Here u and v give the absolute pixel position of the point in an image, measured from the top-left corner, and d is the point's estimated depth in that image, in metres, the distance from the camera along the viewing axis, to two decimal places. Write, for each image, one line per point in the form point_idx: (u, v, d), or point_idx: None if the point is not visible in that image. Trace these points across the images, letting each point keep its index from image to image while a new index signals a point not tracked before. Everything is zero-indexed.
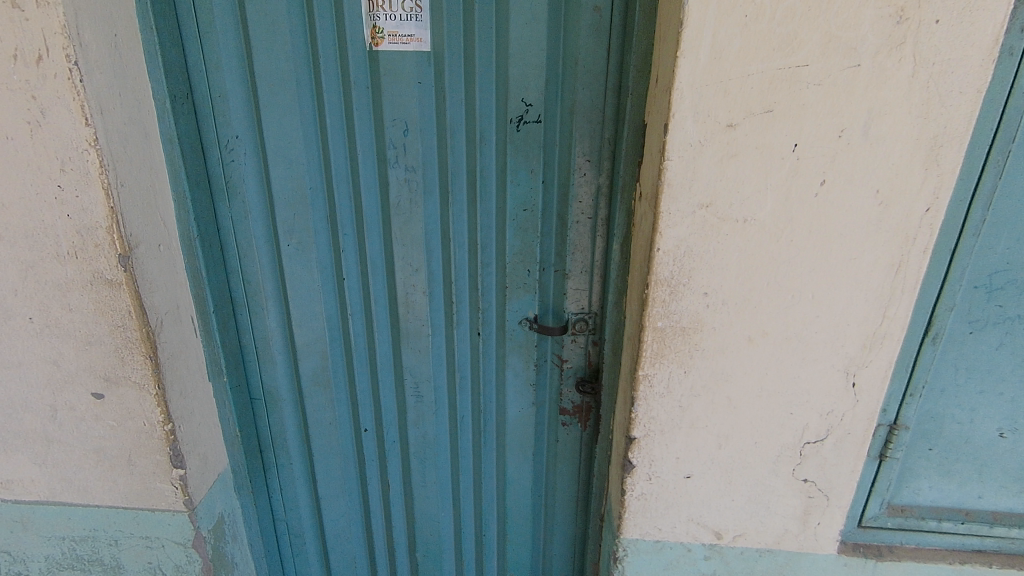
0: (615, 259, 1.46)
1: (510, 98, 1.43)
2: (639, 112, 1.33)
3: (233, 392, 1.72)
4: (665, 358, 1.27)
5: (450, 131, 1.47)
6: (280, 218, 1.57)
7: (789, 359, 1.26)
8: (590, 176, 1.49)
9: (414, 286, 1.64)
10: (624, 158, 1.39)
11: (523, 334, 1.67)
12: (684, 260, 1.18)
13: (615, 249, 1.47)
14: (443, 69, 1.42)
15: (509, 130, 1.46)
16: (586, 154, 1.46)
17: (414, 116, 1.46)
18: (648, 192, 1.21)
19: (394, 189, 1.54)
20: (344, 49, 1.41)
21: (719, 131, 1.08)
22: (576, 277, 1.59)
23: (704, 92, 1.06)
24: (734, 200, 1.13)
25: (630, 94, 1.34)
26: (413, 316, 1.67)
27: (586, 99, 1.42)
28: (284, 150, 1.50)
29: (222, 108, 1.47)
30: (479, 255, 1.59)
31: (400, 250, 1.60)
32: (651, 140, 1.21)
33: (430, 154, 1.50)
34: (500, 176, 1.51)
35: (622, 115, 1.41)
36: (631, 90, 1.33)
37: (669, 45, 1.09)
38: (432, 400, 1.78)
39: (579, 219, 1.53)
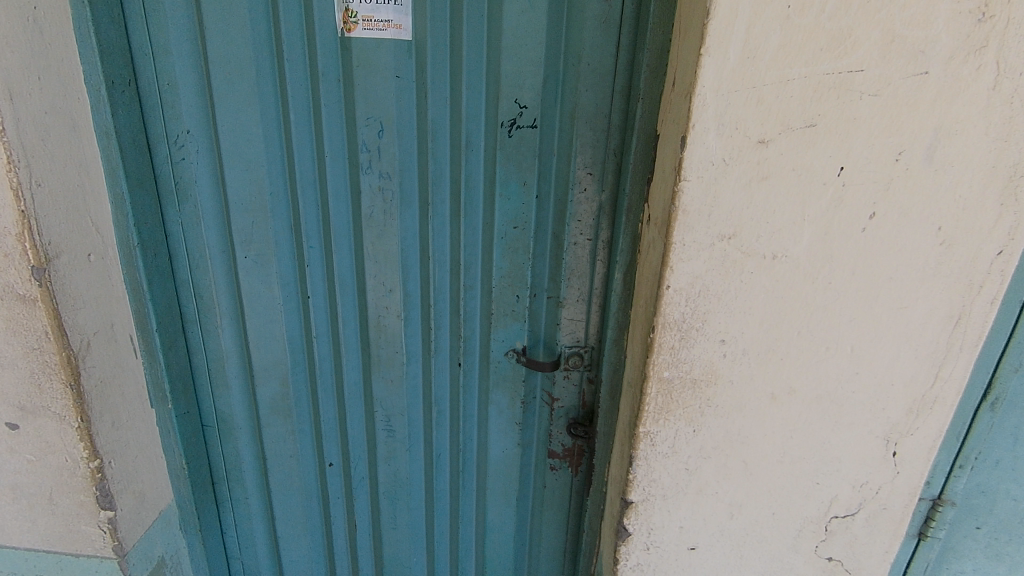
0: (616, 290, 1.26)
1: (502, 99, 1.24)
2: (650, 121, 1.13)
3: (180, 420, 1.53)
4: (671, 413, 1.08)
5: (432, 135, 1.27)
6: (236, 226, 1.38)
7: (819, 421, 1.05)
8: (591, 192, 1.29)
9: (387, 308, 1.45)
10: (631, 174, 1.18)
11: (509, 367, 1.48)
12: (699, 301, 0.99)
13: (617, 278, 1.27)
14: (425, 62, 1.22)
15: (499, 136, 1.26)
16: (587, 166, 1.26)
17: (390, 115, 1.26)
18: (659, 217, 1.01)
19: (366, 197, 1.34)
20: (312, 34, 1.21)
21: (749, 148, 0.88)
22: (571, 306, 1.39)
23: (731, 99, 0.86)
24: (762, 232, 0.93)
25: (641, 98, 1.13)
26: (386, 341, 1.48)
27: (590, 103, 1.22)
28: (242, 149, 1.31)
29: (171, 98, 1.28)
30: (462, 276, 1.39)
31: (371, 267, 1.41)
32: (662, 155, 1.01)
33: (410, 160, 1.30)
34: (489, 188, 1.31)
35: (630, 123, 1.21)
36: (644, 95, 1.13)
37: (690, 41, 0.89)
38: (405, 435, 1.58)
39: (578, 240, 1.33)
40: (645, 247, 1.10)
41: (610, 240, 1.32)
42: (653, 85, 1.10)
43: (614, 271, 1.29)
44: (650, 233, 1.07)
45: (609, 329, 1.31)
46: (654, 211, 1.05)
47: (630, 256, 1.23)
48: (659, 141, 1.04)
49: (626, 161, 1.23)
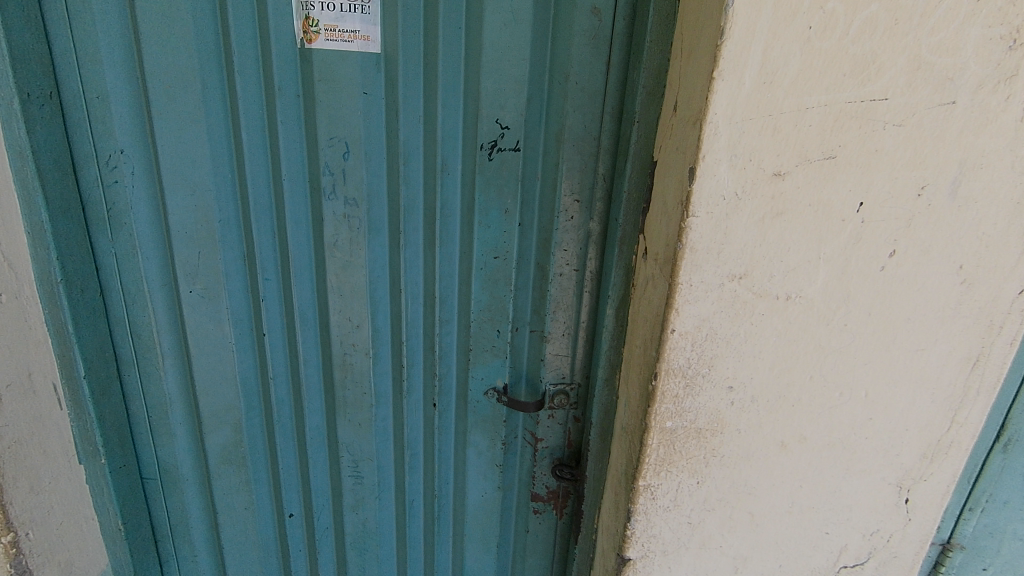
0: (607, 326, 1.17)
1: (481, 119, 1.13)
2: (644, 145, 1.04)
3: (113, 477, 1.32)
4: (673, 466, 0.98)
5: (403, 157, 1.15)
6: (179, 257, 1.21)
7: (830, 469, 0.98)
8: (578, 220, 1.19)
9: (353, 345, 1.31)
10: (625, 202, 1.09)
11: (489, 407, 1.36)
12: (706, 345, 0.89)
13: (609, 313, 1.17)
14: (396, 77, 1.10)
15: (478, 159, 1.15)
16: (574, 192, 1.17)
17: (357, 135, 1.13)
18: (660, 253, 0.92)
19: (330, 225, 1.21)
20: (267, 44, 1.08)
21: (764, 180, 0.80)
22: (556, 341, 1.29)
23: (745, 128, 0.78)
24: (775, 271, 0.85)
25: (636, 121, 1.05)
26: (352, 382, 1.34)
27: (578, 125, 1.12)
28: (185, 171, 1.15)
29: (100, 112, 1.11)
30: (438, 309, 1.28)
31: (335, 301, 1.27)
32: (663, 186, 0.92)
33: (379, 184, 1.18)
34: (467, 215, 1.20)
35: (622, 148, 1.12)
36: (638, 117, 1.04)
37: (698, 64, 0.80)
38: (374, 482, 1.44)
39: (563, 271, 1.23)
40: (642, 284, 1.01)
41: (599, 271, 1.22)
42: (650, 108, 1.02)
43: (603, 305, 1.19)
44: (648, 270, 0.98)
45: (599, 367, 1.21)
46: (654, 245, 0.95)
47: (622, 290, 1.13)
48: (659, 170, 0.95)
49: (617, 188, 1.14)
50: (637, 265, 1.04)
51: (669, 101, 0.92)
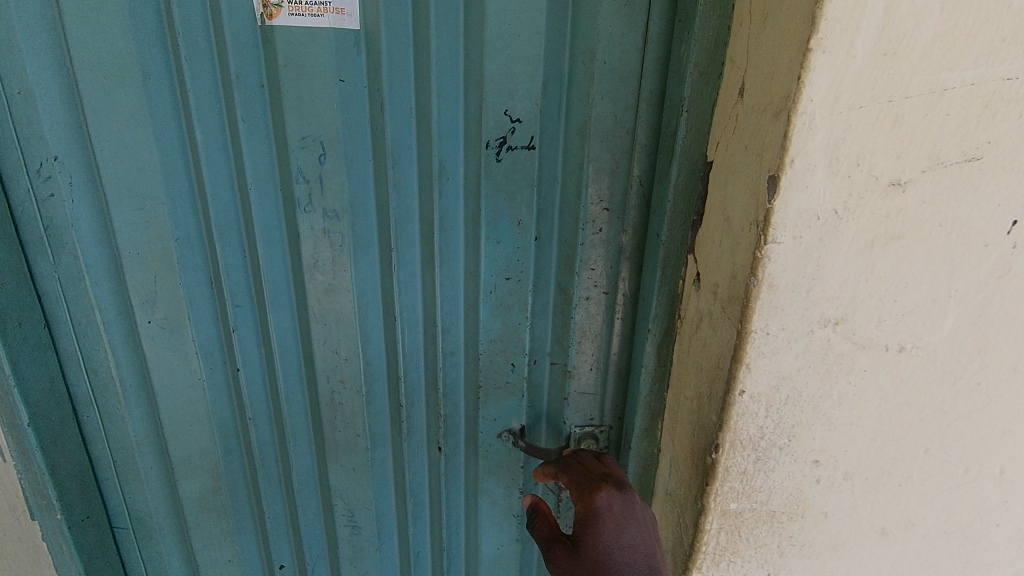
0: (644, 367, 0.93)
1: (487, 111, 0.90)
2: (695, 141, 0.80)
3: (73, 532, 1.14)
4: (737, 554, 0.76)
5: (392, 160, 0.94)
6: (132, 283, 1.02)
7: (945, 562, 0.75)
8: (608, 233, 0.96)
9: (341, 382, 1.11)
10: (669, 215, 0.83)
11: (503, 451, 1.16)
12: (785, 411, 0.67)
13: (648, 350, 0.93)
14: (379, 60, 0.88)
15: (484, 160, 0.93)
16: (603, 199, 0.94)
17: (333, 133, 0.92)
18: (722, 287, 0.69)
19: (307, 243, 1.00)
20: (218, 23, 0.87)
21: (876, 193, 0.58)
22: (582, 376, 1.07)
23: (853, 120, 0.55)
24: (886, 314, 0.62)
25: (687, 110, 0.79)
26: (343, 423, 1.15)
27: (608, 116, 0.90)
28: (130, 181, 0.95)
29: (23, 110, 0.90)
30: (440, 340, 1.08)
31: (319, 331, 1.07)
32: (728, 198, 0.69)
33: (365, 193, 0.96)
34: (473, 228, 0.99)
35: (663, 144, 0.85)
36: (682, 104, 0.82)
37: (782, 29, 0.58)
38: (374, 532, 1.25)
39: (589, 294, 1.01)
40: (696, 321, 0.79)
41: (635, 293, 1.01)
42: (704, 93, 0.78)
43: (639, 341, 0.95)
44: (705, 304, 0.75)
45: (634, 416, 0.98)
46: (713, 275, 0.72)
47: (665, 323, 0.89)
48: (721, 175, 0.72)
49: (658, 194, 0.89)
50: (688, 294, 0.83)
51: (733, 82, 0.70)
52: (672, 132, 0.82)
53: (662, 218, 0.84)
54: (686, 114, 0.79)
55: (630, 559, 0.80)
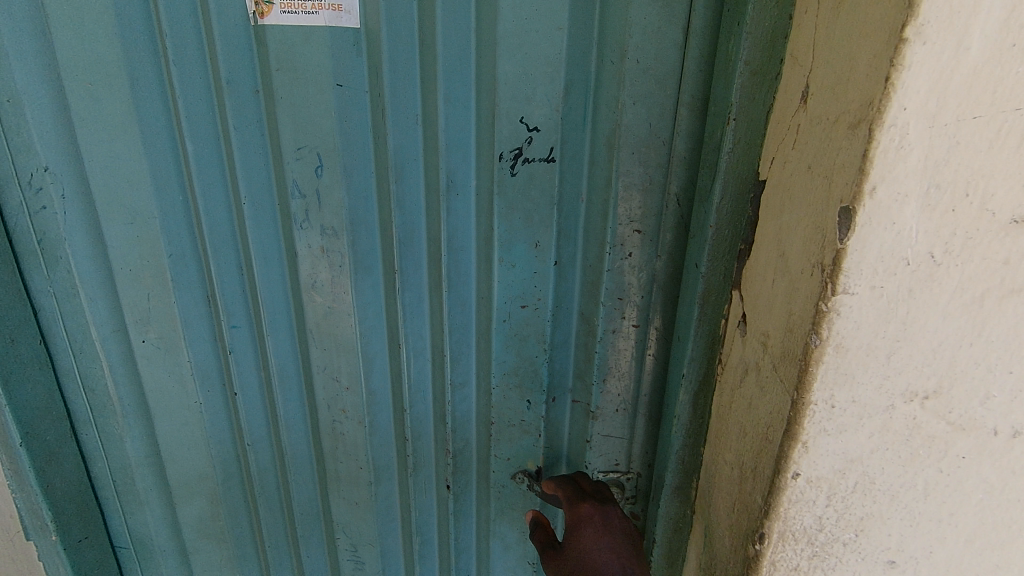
0: (677, 419, 0.79)
1: (500, 118, 0.79)
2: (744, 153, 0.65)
3: (70, 554, 1.10)
4: None
5: (395, 173, 0.84)
6: (126, 300, 0.96)
7: None
8: (640, 258, 0.84)
9: (343, 412, 1.02)
10: (709, 245, 0.69)
11: (518, 493, 1.05)
12: (855, 498, 0.54)
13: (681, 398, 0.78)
14: (380, 62, 0.79)
15: (497, 173, 0.82)
16: (634, 219, 0.81)
17: (331, 143, 0.83)
18: (774, 339, 0.56)
19: (305, 262, 0.91)
20: (208, 23, 0.79)
21: (989, 238, 0.46)
22: (607, 417, 0.95)
23: (958, 141, 0.44)
24: (994, 389, 0.50)
25: (734, 121, 0.64)
26: (345, 455, 1.06)
27: (640, 124, 0.77)
28: (121, 193, 0.89)
29: (14, 120, 0.85)
30: (449, 371, 0.97)
31: (318, 357, 0.98)
32: (784, 230, 0.56)
33: (366, 208, 0.87)
34: (485, 249, 0.88)
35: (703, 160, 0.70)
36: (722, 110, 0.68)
37: (861, 20, 0.46)
38: (379, 570, 1.16)
39: (617, 326, 0.88)
40: (741, 373, 0.65)
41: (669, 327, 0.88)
42: (756, 97, 0.63)
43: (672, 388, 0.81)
44: (752, 355, 0.62)
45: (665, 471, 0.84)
46: (762, 324, 0.59)
47: (705, 367, 0.76)
48: (779, 200, 0.58)
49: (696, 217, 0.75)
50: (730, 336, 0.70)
51: (794, 86, 0.57)
52: (716, 145, 0.67)
53: (703, 248, 0.70)
54: (732, 125, 0.64)
55: (608, 559, 0.80)
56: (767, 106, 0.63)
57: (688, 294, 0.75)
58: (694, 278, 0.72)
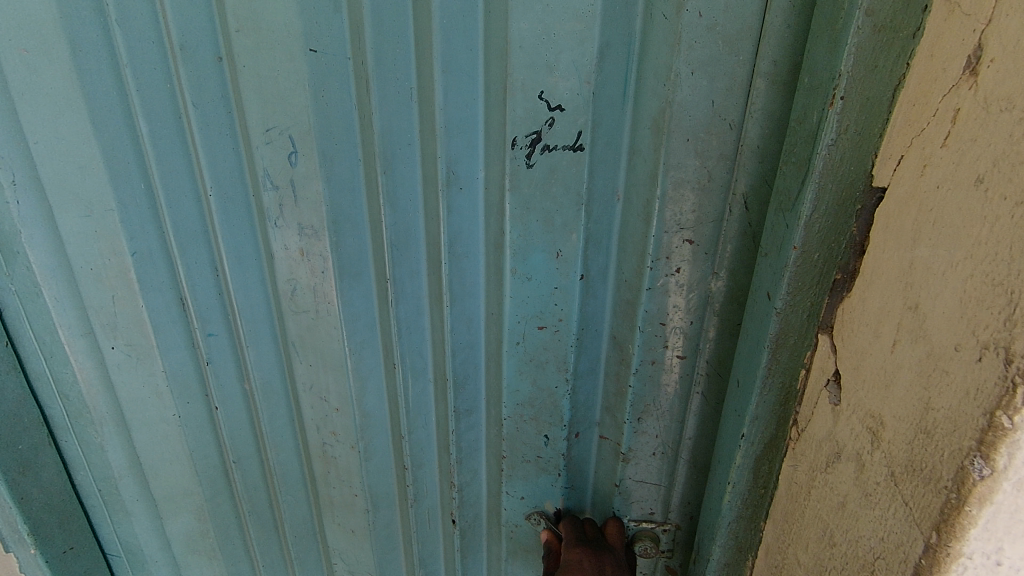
0: (731, 488, 0.62)
1: (514, 93, 0.61)
2: (855, 145, 0.46)
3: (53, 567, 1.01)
4: None
5: (384, 162, 0.68)
6: (91, 303, 0.82)
7: None
8: (691, 276, 0.66)
9: (334, 435, 0.89)
10: (790, 272, 0.50)
11: (533, 535, 0.90)
12: None
13: (738, 465, 0.61)
14: (361, 20, 0.61)
15: (509, 164, 0.64)
16: (686, 227, 0.63)
17: (305, 124, 0.66)
18: (900, 429, 0.40)
19: (282, 266, 0.76)
20: None
21: None
22: (641, 461, 0.78)
23: None
24: None
25: (843, 100, 0.44)
26: (338, 479, 0.93)
27: (699, 102, 0.57)
28: (72, 181, 0.72)
29: None
30: (453, 396, 0.82)
31: (304, 373, 0.84)
32: (926, 277, 0.39)
33: (352, 204, 0.71)
34: (495, 257, 0.71)
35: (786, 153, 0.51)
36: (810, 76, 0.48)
37: None
38: None
39: (658, 356, 0.71)
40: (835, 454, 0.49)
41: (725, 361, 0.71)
42: (878, 65, 0.43)
43: (724, 446, 0.64)
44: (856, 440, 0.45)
45: (712, 543, 0.67)
46: (878, 405, 0.43)
47: (774, 427, 0.58)
48: (917, 223, 0.40)
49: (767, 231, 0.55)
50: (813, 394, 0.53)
51: (952, 48, 0.38)
52: (810, 135, 0.48)
53: (781, 276, 0.51)
54: (839, 106, 0.44)
55: None
56: (897, 78, 0.43)
57: (752, 329, 0.57)
58: (766, 314, 0.54)
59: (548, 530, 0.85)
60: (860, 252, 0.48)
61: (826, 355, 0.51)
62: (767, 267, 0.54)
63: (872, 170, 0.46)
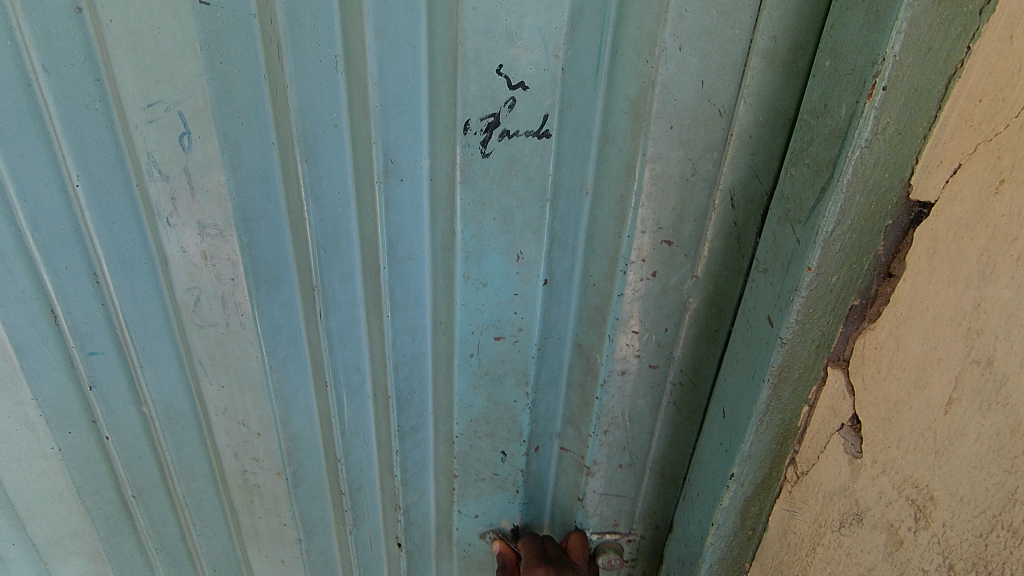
0: (717, 527, 0.63)
1: (466, 66, 0.50)
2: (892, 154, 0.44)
3: None
4: None
5: (305, 147, 0.55)
6: None
7: None
8: (667, 280, 0.59)
9: (256, 462, 0.76)
10: (798, 304, 0.49)
11: (488, 555, 0.82)
12: None
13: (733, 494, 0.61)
14: None
15: (462, 152, 0.53)
16: (666, 225, 0.56)
17: (200, 98, 0.52)
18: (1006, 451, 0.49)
19: (179, 272, 0.62)
20: None
21: None
22: (608, 475, 0.72)
23: None
24: None
25: (884, 91, 0.41)
26: (263, 508, 0.81)
27: (688, 83, 0.50)
28: None
29: None
30: (397, 413, 0.72)
31: (215, 396, 0.71)
32: (1001, 328, 0.47)
33: (267, 197, 0.59)
34: (443, 258, 0.61)
35: (801, 152, 0.48)
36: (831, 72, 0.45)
37: None
38: None
39: (627, 366, 0.64)
40: (855, 504, 0.59)
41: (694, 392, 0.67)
42: (933, 48, 0.41)
43: (711, 473, 0.63)
44: (887, 502, 0.57)
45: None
46: (927, 474, 0.54)
47: (768, 469, 0.62)
48: (986, 251, 0.46)
49: (761, 246, 0.54)
50: (818, 429, 0.59)
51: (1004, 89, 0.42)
52: (833, 133, 0.45)
53: (786, 308, 0.50)
54: (879, 98, 0.42)
55: None
56: (952, 64, 0.42)
57: (746, 353, 0.56)
58: (768, 342, 0.53)
59: (501, 539, 0.78)
60: (884, 276, 0.51)
61: (837, 394, 0.57)
62: (761, 286, 0.54)
63: (910, 181, 0.46)
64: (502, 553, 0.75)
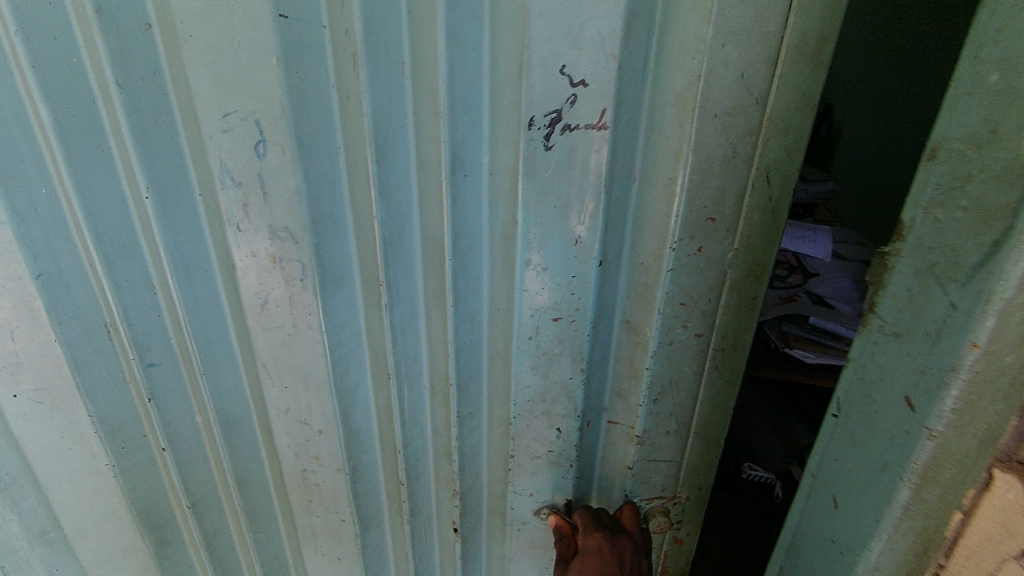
0: None
1: (532, 68, 0.54)
2: None
3: None
4: None
5: (376, 150, 0.59)
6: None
7: None
8: (712, 254, 0.64)
9: (316, 460, 0.79)
10: (951, 383, 0.43)
11: (541, 531, 0.86)
12: None
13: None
14: None
15: (526, 147, 0.58)
16: (711, 204, 0.60)
17: (276, 107, 0.55)
18: None
19: (247, 277, 0.65)
20: None
21: None
22: (655, 442, 0.77)
23: None
24: None
25: None
26: (321, 506, 0.84)
27: (730, 75, 0.54)
28: None
29: None
30: (455, 401, 0.75)
31: (279, 397, 0.74)
32: None
33: (333, 199, 0.61)
34: (503, 248, 0.65)
35: (955, 195, 0.42)
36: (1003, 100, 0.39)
37: None
38: None
39: (674, 336, 0.69)
40: None
41: (809, 474, 0.62)
42: None
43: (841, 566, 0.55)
44: None
45: None
46: None
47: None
48: None
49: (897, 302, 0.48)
50: (982, 549, 0.43)
51: None
52: (1004, 173, 0.39)
53: (936, 387, 0.44)
54: None
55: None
56: None
57: (877, 430, 0.51)
58: (913, 424, 0.46)
59: (556, 514, 0.82)
60: None
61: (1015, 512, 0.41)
62: (891, 353, 0.49)
63: None
64: (559, 525, 0.80)
